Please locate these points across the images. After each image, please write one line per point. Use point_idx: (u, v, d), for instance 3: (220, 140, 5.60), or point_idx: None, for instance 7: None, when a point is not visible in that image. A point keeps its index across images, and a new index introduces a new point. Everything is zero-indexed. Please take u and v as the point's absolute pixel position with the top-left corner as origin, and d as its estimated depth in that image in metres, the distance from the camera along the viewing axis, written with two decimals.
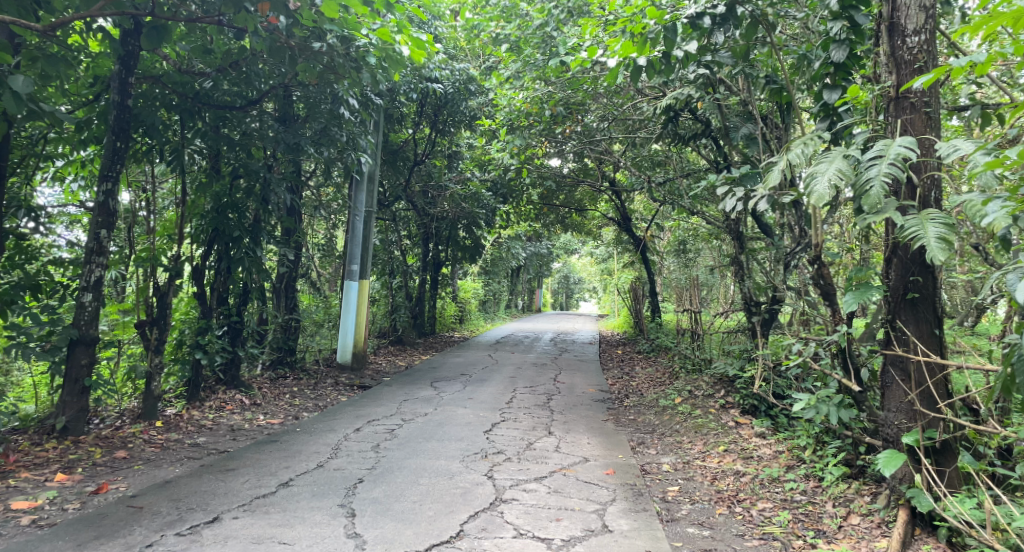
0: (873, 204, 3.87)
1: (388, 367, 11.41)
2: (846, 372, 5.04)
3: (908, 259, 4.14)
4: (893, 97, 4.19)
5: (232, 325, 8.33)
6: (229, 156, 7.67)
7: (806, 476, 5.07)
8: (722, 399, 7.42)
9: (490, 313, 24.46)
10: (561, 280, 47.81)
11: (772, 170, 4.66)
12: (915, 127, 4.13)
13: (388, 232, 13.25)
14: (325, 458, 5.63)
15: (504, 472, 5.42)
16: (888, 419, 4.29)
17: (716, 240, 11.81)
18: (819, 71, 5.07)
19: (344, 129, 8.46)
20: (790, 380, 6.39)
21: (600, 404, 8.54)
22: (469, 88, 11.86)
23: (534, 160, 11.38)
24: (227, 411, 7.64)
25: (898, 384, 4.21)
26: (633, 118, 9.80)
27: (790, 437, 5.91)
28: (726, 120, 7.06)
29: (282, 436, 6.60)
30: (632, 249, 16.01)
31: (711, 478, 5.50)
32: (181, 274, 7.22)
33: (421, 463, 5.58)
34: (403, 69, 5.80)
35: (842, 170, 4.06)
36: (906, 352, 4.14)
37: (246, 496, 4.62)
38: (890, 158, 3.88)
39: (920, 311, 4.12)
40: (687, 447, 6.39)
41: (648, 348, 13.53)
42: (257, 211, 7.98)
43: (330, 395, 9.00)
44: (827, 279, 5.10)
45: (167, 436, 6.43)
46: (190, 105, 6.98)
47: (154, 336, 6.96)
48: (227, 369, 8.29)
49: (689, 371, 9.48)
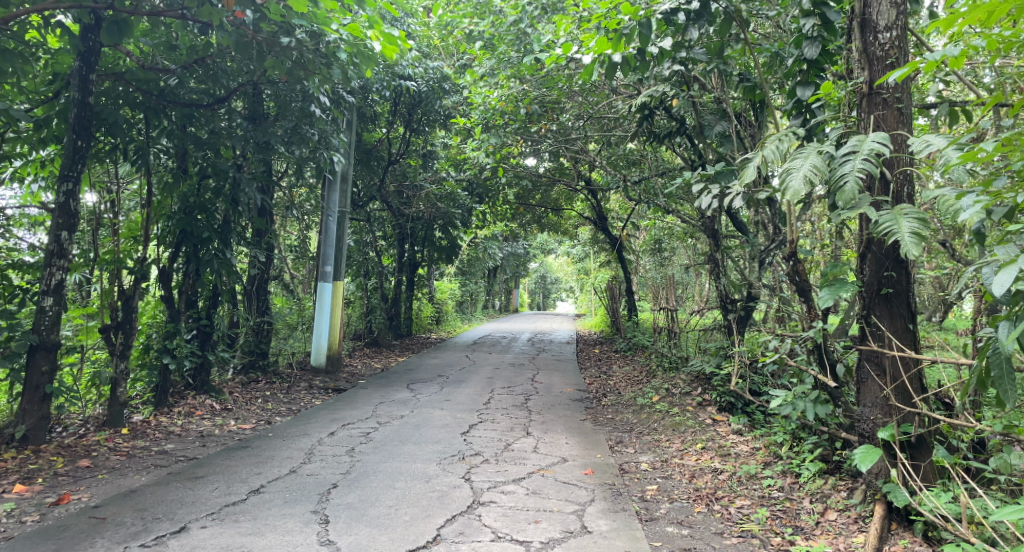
0: (848, 200, 3.87)
1: (364, 369, 11.27)
2: (822, 368, 5.04)
3: (882, 254, 4.14)
4: (865, 93, 4.20)
5: (201, 328, 8.16)
6: (197, 155, 7.49)
7: (784, 472, 5.08)
8: (699, 396, 7.43)
9: (466, 314, 24.35)
10: (537, 280, 47.78)
11: (747, 167, 4.65)
12: (887, 123, 4.14)
13: (362, 233, 13.10)
14: (298, 464, 5.50)
15: (481, 474, 5.34)
16: (863, 414, 4.29)
17: (692, 238, 11.87)
18: (792, 67, 5.08)
19: (316, 128, 8.32)
20: (766, 376, 6.40)
21: (578, 404, 8.51)
22: (443, 87, 11.75)
23: (510, 159, 11.32)
24: (197, 416, 7.45)
25: (873, 379, 4.22)
26: (609, 117, 9.78)
27: (767, 434, 5.92)
28: (700, 118, 7.06)
29: (253, 442, 6.44)
30: (608, 249, 16.05)
31: (689, 476, 5.48)
32: (147, 277, 7.02)
33: (396, 466, 5.48)
34: (375, 65, 5.67)
35: (817, 166, 4.06)
36: (881, 347, 4.15)
37: (215, 505, 4.48)
38: (864, 153, 3.89)
39: (895, 306, 4.13)
40: (665, 445, 6.38)
41: (625, 347, 13.54)
42: (227, 211, 7.81)
43: (304, 399, 8.84)
44: (803, 275, 5.07)
45: (134, 444, 6.25)
46: (155, 104, 6.79)
47: (119, 340, 6.76)
48: (197, 374, 8.11)
49: (666, 369, 9.49)
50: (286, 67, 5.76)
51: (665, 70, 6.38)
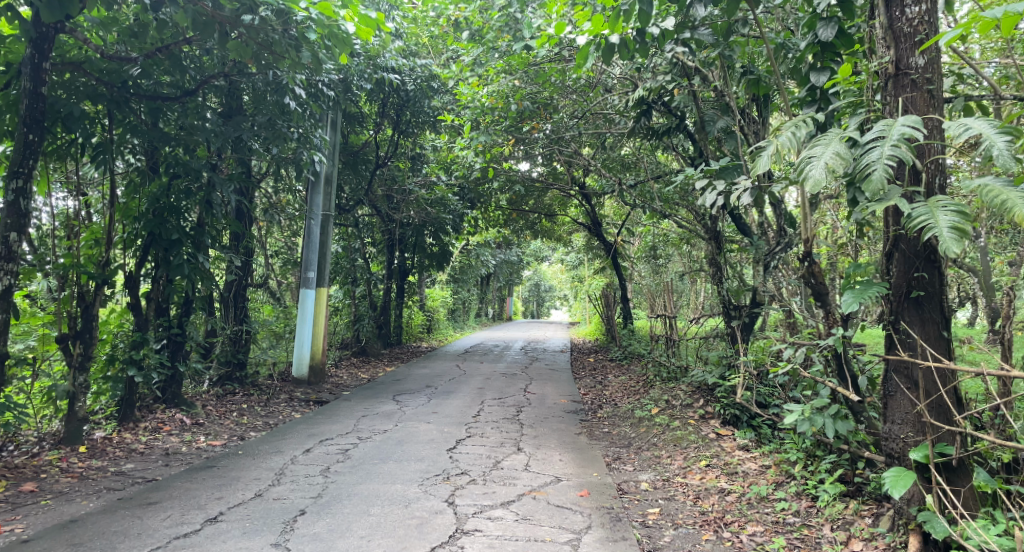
0: (876, 190, 3.43)
1: (349, 380, 10.75)
2: (841, 380, 4.60)
3: (911, 253, 3.70)
4: (891, 74, 3.77)
5: (172, 338, 7.66)
6: (167, 154, 7.05)
7: (798, 494, 4.64)
8: (700, 409, 6.99)
9: (459, 322, 23.75)
10: (531, 288, 47.24)
11: (759, 156, 4.21)
12: (917, 106, 3.69)
13: (350, 239, 12.67)
14: (266, 486, 5.00)
15: (466, 497, 4.87)
16: (891, 432, 3.84)
17: (688, 245, 11.47)
18: (806, 51, 4.64)
19: (294, 126, 7.86)
20: (774, 388, 5.94)
21: (573, 416, 8.02)
22: (432, 85, 11.31)
23: (501, 161, 10.79)
24: (164, 432, 6.94)
25: (903, 393, 3.75)
26: (605, 116, 9.35)
27: (777, 450, 5.47)
28: (702, 113, 6.68)
29: (221, 460, 5.94)
30: (603, 255, 15.56)
31: (694, 498, 5.03)
32: (111, 283, 6.55)
33: (374, 489, 4.99)
34: (351, 49, 5.20)
35: (840, 154, 3.62)
36: (912, 357, 3.70)
37: (163, 537, 4.00)
38: (893, 139, 3.45)
39: (926, 310, 3.68)
40: (667, 463, 5.91)
41: (620, 356, 13.10)
42: (201, 215, 7.35)
43: (283, 412, 8.35)
44: (818, 277, 4.57)
45: (89, 464, 5.75)
46: (119, 96, 6.29)
47: (77, 351, 6.30)
48: (167, 386, 7.61)
49: (664, 379, 9.05)
50: (253, 50, 5.37)
51: (667, 50, 5.92)
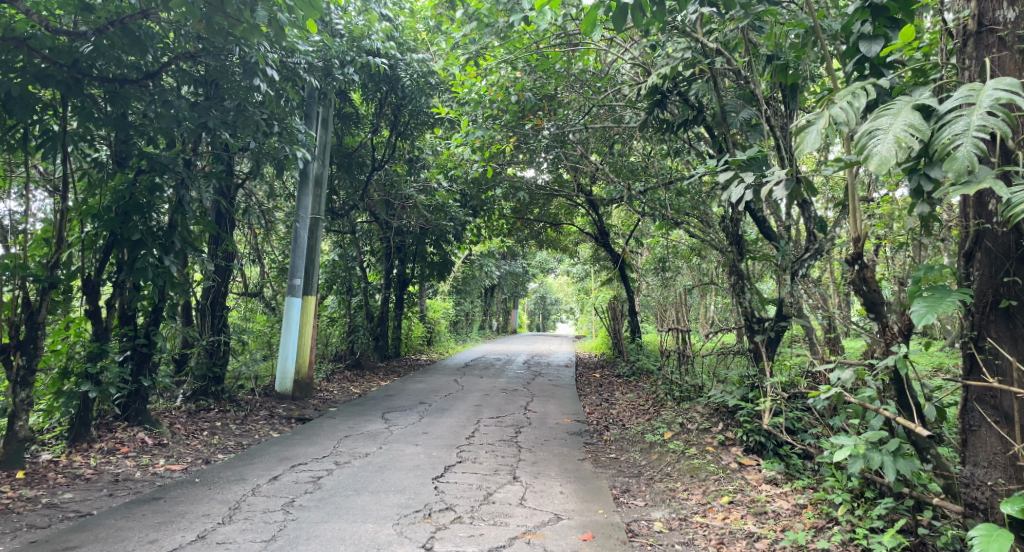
0: (962, 170, 2.75)
1: (338, 395, 9.99)
2: (903, 410, 3.82)
3: (997, 253, 3.14)
4: (972, 32, 3.18)
5: (137, 349, 6.83)
6: (132, 147, 6.39)
7: (844, 543, 3.89)
8: (720, 433, 6.17)
9: (462, 334, 22.94)
10: (536, 301, 46.36)
11: (808, 133, 3.51)
12: (1005, 68, 3.09)
13: (346, 247, 11.92)
14: (212, 526, 4.31)
15: (447, 541, 4.13)
16: (972, 475, 3.26)
17: (700, 254, 10.67)
18: (852, 18, 3.96)
19: (272, 116, 7.12)
20: (808, 412, 5.18)
21: (576, 439, 7.23)
22: (429, 82, 10.56)
23: (502, 160, 10.02)
24: (120, 454, 6.14)
25: (990, 428, 3.18)
26: (614, 113, 8.58)
27: (813, 486, 4.72)
28: (723, 102, 5.96)
29: (174, 489, 5.22)
30: (610, 265, 14.75)
31: (717, 543, 4.28)
32: (61, 288, 5.84)
33: (340, 529, 4.27)
34: (317, 11, 4.62)
35: (913, 126, 2.94)
36: (1001, 384, 3.13)
37: None
38: (983, 107, 2.78)
39: (1020, 325, 3.10)
40: (683, 498, 5.14)
41: (626, 372, 12.29)
42: (171, 213, 6.67)
43: (260, 431, 7.61)
44: (872, 284, 3.82)
45: (21, 494, 5.02)
46: (69, 77, 5.57)
47: (18, 364, 5.59)
48: (129, 402, 6.77)
49: (677, 400, 8.27)
50: (200, 11, 4.87)
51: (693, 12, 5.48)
